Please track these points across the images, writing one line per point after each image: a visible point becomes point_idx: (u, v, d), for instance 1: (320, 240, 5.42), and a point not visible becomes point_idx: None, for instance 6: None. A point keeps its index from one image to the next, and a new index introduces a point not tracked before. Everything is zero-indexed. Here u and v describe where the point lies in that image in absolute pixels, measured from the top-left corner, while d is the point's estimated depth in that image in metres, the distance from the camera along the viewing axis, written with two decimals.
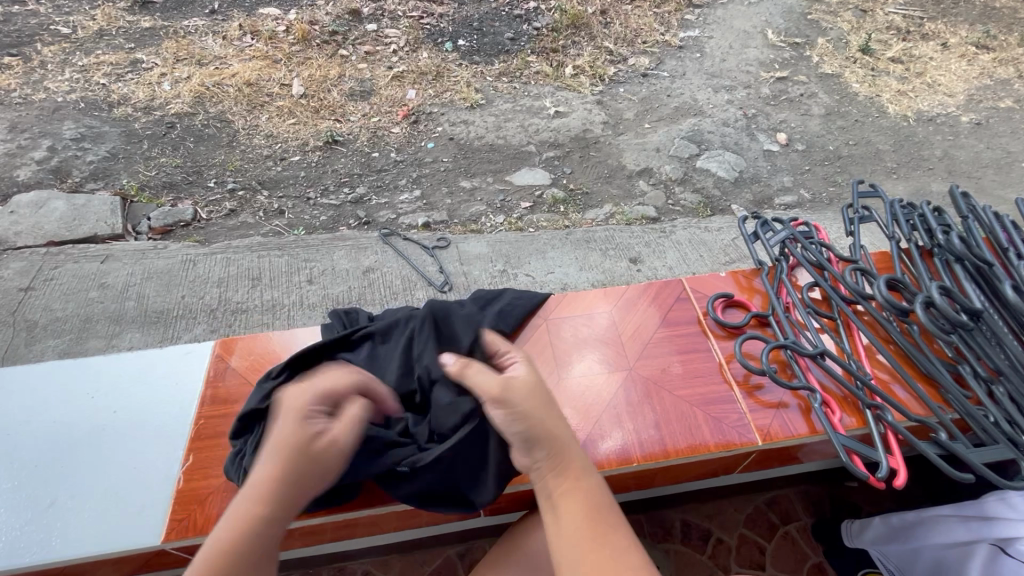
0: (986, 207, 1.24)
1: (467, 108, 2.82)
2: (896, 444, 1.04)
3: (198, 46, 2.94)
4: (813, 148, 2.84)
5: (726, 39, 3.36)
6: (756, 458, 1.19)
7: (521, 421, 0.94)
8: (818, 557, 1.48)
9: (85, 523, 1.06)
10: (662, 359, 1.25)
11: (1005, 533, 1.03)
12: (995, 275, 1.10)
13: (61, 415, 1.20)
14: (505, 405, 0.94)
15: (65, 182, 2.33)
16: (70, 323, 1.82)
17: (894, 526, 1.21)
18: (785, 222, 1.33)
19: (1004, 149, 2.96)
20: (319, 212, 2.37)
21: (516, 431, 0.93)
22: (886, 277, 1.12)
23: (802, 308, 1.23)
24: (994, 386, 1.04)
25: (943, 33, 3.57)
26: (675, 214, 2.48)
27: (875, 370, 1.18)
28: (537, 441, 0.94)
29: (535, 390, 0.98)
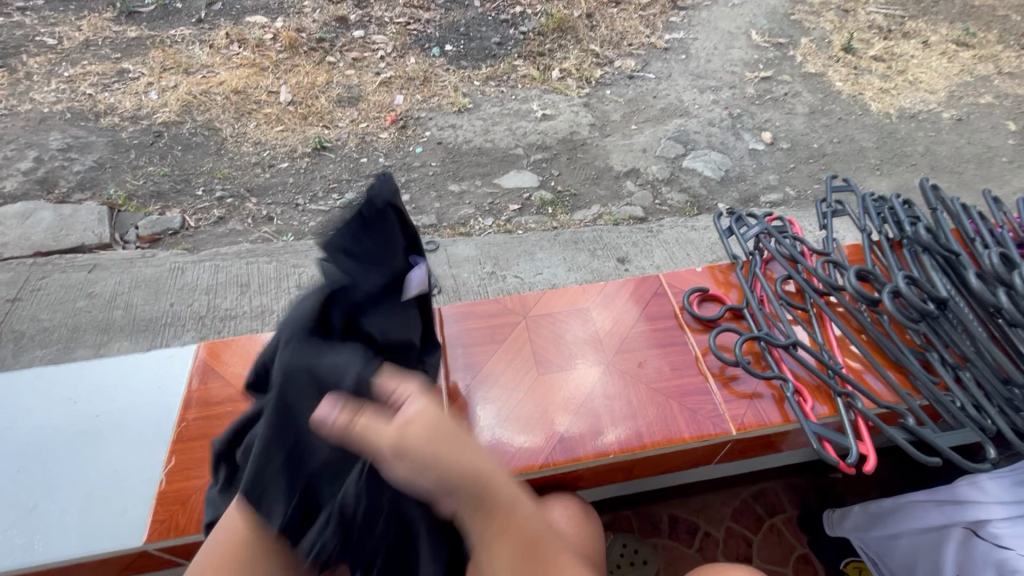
0: (955, 199, 1.27)
1: (455, 112, 2.85)
2: (866, 430, 1.07)
3: (185, 54, 2.95)
4: (798, 146, 2.88)
5: (711, 40, 3.41)
6: (734, 447, 1.21)
7: (429, 470, 0.74)
8: (804, 548, 1.50)
9: (67, 527, 1.06)
10: (640, 353, 1.27)
11: (976, 516, 1.04)
12: (961, 265, 1.14)
13: (44, 420, 1.21)
14: (411, 457, 0.74)
15: (52, 193, 2.33)
16: (58, 333, 1.82)
17: (872, 514, 1.22)
18: (759, 217, 1.36)
19: (985, 144, 3.01)
20: (309, 217, 2.38)
21: (430, 482, 0.75)
22: (856, 269, 1.15)
23: (775, 301, 1.26)
24: (962, 372, 1.08)
25: (924, 31, 3.63)
26: (662, 213, 2.50)
27: (848, 360, 1.20)
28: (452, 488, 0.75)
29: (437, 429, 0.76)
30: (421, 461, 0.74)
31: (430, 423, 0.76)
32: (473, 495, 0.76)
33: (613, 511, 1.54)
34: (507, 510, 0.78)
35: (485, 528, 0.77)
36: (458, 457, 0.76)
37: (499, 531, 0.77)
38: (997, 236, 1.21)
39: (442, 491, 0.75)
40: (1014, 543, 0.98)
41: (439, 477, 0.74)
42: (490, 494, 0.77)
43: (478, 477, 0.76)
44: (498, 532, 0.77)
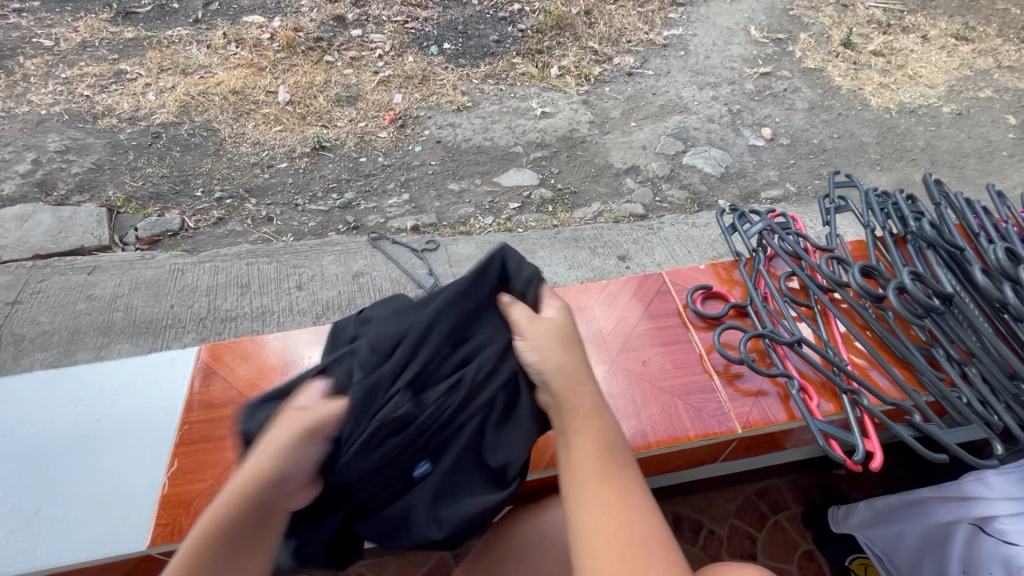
0: (958, 194, 1.27)
1: (454, 111, 2.84)
2: (872, 427, 1.07)
3: (182, 55, 2.94)
4: (798, 142, 2.87)
5: (710, 36, 3.39)
6: (740, 445, 1.21)
7: (541, 355, 0.91)
8: (808, 544, 1.50)
9: (69, 532, 1.06)
10: (643, 351, 1.27)
11: (982, 512, 1.03)
12: (966, 260, 1.13)
13: (45, 425, 1.20)
14: (532, 339, 0.92)
15: (51, 195, 2.32)
16: (59, 335, 1.82)
17: (878, 511, 1.22)
18: (762, 213, 1.35)
19: (985, 138, 3.01)
20: (308, 218, 2.38)
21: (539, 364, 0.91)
22: (861, 265, 1.14)
23: (779, 298, 1.25)
24: (968, 368, 1.07)
25: (923, 25, 3.62)
26: (663, 210, 2.50)
27: (853, 356, 1.20)
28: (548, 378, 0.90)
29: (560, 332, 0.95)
30: (538, 350, 0.91)
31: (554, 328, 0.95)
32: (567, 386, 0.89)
33: None
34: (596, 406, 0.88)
35: (572, 416, 0.87)
36: (567, 355, 0.92)
37: (582, 419, 0.87)
38: (1002, 231, 1.20)
39: (544, 372, 0.90)
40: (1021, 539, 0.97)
41: (549, 362, 0.90)
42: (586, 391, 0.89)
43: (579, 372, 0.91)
44: (580, 418, 0.87)
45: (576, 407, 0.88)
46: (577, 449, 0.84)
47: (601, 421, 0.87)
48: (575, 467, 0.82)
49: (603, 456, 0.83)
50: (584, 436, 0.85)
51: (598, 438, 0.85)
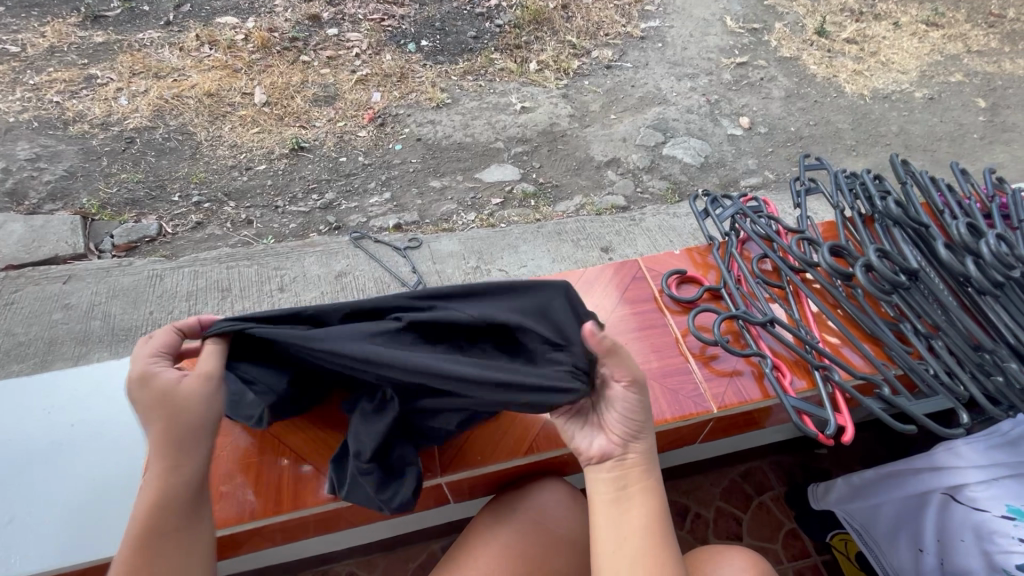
0: (924, 173, 1.30)
1: (433, 108, 2.82)
2: (843, 402, 1.09)
3: (154, 58, 2.89)
4: (775, 130, 2.90)
5: (687, 28, 3.42)
6: (717, 426, 1.23)
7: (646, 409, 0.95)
8: (792, 523, 1.53)
9: (45, 537, 1.05)
10: (621, 337, 1.28)
11: (955, 481, 1.04)
12: (931, 237, 1.16)
13: (17, 433, 1.19)
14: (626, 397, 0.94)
15: (22, 205, 2.27)
16: (35, 347, 1.78)
17: (854, 486, 1.24)
18: (734, 198, 1.38)
19: (956, 122, 3.06)
20: (288, 219, 2.36)
21: (638, 417, 0.94)
22: (830, 244, 1.17)
23: (752, 280, 1.27)
24: (934, 341, 1.11)
25: (895, 12, 3.69)
26: (644, 201, 2.52)
27: (826, 334, 1.23)
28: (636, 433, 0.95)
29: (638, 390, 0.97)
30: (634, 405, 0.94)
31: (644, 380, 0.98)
32: (645, 448, 0.96)
33: None
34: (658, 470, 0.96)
35: (638, 479, 0.94)
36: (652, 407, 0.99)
37: (641, 484, 0.94)
38: (965, 208, 1.24)
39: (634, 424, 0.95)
40: (990, 505, 1.00)
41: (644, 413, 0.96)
42: (645, 452, 0.96)
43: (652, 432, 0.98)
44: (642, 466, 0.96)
45: (644, 470, 0.95)
46: (631, 512, 0.92)
47: (653, 485, 0.95)
48: (626, 530, 0.91)
49: (654, 523, 0.92)
50: (641, 499, 0.93)
51: (655, 508, 0.93)
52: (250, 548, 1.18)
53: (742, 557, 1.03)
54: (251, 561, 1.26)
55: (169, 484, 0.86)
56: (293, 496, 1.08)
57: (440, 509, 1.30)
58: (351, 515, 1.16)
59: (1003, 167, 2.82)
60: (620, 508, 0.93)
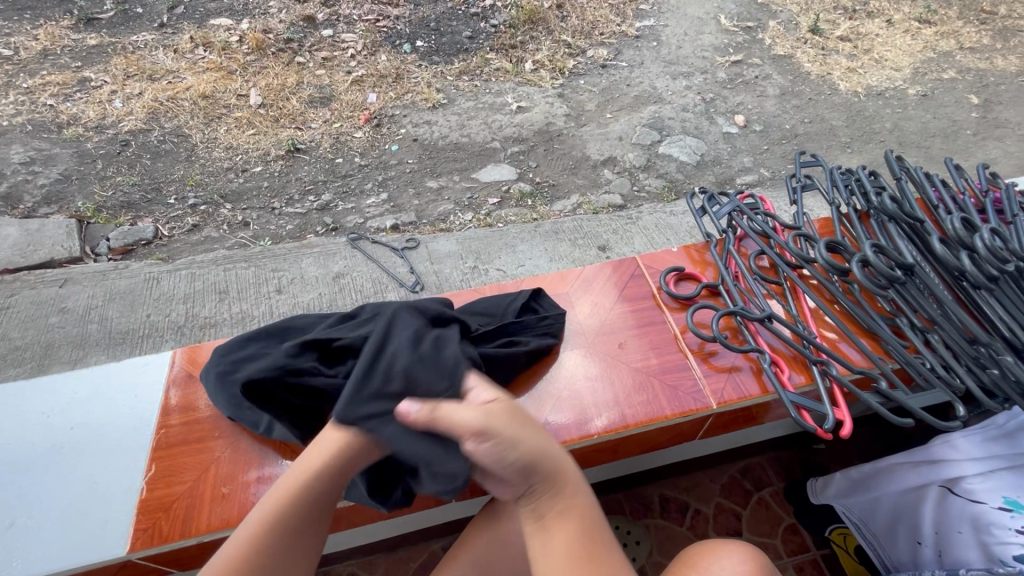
0: (918, 169, 1.32)
1: (429, 108, 2.82)
2: (841, 396, 1.10)
3: (148, 61, 2.88)
4: (770, 128, 2.91)
5: (681, 26, 3.43)
6: (715, 422, 1.24)
7: (515, 448, 0.90)
8: (791, 518, 1.54)
9: (46, 542, 1.04)
10: (619, 334, 1.29)
11: (952, 473, 1.06)
12: (926, 232, 1.17)
13: (16, 437, 1.19)
14: (493, 438, 0.89)
15: (16, 208, 2.25)
16: (32, 351, 1.77)
17: (854, 480, 1.25)
18: (730, 195, 1.39)
19: (950, 118, 3.09)
20: (285, 221, 2.35)
21: (513, 460, 0.89)
22: (826, 241, 1.19)
23: (750, 276, 1.28)
24: (930, 335, 1.13)
25: (887, 10, 3.71)
26: (641, 200, 2.52)
27: (823, 330, 1.24)
28: (532, 466, 0.91)
29: (507, 418, 0.93)
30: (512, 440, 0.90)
31: (507, 414, 0.93)
32: (548, 476, 0.93)
33: (604, 495, 1.55)
34: (571, 492, 0.94)
35: (552, 506, 0.93)
36: (538, 437, 0.94)
37: (558, 511, 0.93)
38: (960, 202, 1.25)
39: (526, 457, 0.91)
40: (987, 496, 1.01)
41: (531, 439, 0.93)
42: (552, 473, 0.93)
43: (554, 453, 0.95)
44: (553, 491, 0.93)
45: (557, 496, 0.93)
46: (552, 544, 0.90)
47: (571, 505, 0.94)
48: (547, 563, 0.89)
49: (582, 544, 0.90)
50: (559, 525, 0.92)
51: (574, 531, 0.91)
52: None
53: (742, 551, 1.03)
54: None
55: (283, 526, 0.91)
56: None
57: (441, 508, 1.31)
58: (352, 515, 1.16)
59: (996, 163, 2.84)
60: (541, 542, 0.91)
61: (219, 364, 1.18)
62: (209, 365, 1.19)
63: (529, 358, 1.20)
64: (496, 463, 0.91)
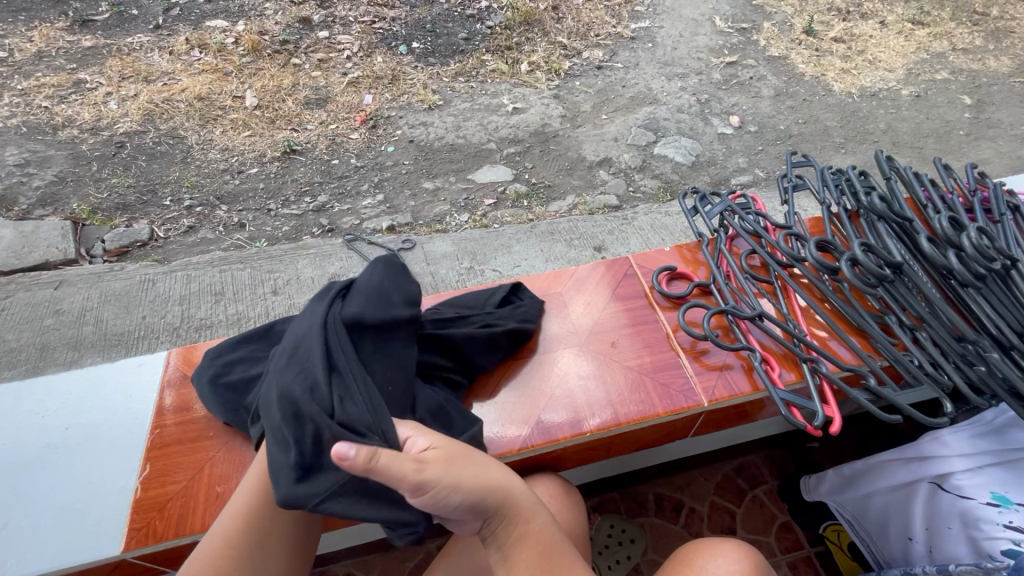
0: (907, 168, 1.33)
1: (425, 110, 2.83)
2: (831, 394, 1.11)
3: (144, 62, 2.88)
4: (764, 129, 2.93)
5: (676, 28, 3.44)
6: (708, 420, 1.25)
7: (460, 490, 0.87)
8: (785, 516, 1.55)
9: (40, 541, 1.04)
10: (612, 333, 1.30)
11: (941, 469, 1.07)
12: (915, 230, 1.18)
13: (11, 437, 1.19)
14: (433, 487, 0.85)
15: (11, 210, 2.25)
16: (27, 352, 1.77)
17: (846, 477, 1.27)
18: (722, 195, 1.40)
19: (943, 118, 3.11)
20: (281, 222, 2.35)
21: (459, 503, 0.87)
22: (817, 240, 1.20)
23: (741, 275, 1.29)
24: (919, 333, 1.14)
25: (881, 11, 3.74)
26: (636, 200, 2.54)
27: (814, 328, 1.25)
28: (480, 503, 0.90)
29: (447, 459, 0.88)
30: (454, 484, 0.87)
31: (443, 459, 0.89)
32: (502, 507, 0.92)
33: (599, 494, 1.56)
34: (528, 516, 0.94)
35: (509, 533, 0.93)
36: (482, 473, 0.91)
37: (519, 534, 0.94)
38: (948, 202, 1.27)
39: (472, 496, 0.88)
40: (975, 492, 1.02)
41: (475, 475, 0.90)
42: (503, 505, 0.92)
43: (504, 483, 0.93)
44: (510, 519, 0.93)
45: (515, 522, 0.93)
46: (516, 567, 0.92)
47: (531, 528, 0.94)
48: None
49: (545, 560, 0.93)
50: (521, 549, 0.93)
51: (536, 551, 0.93)
52: None
53: (737, 549, 1.04)
54: None
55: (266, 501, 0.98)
56: None
57: None
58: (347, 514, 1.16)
59: (988, 163, 2.87)
60: (506, 567, 0.93)
61: (210, 367, 1.19)
62: (202, 368, 1.19)
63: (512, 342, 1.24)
64: (443, 507, 0.88)
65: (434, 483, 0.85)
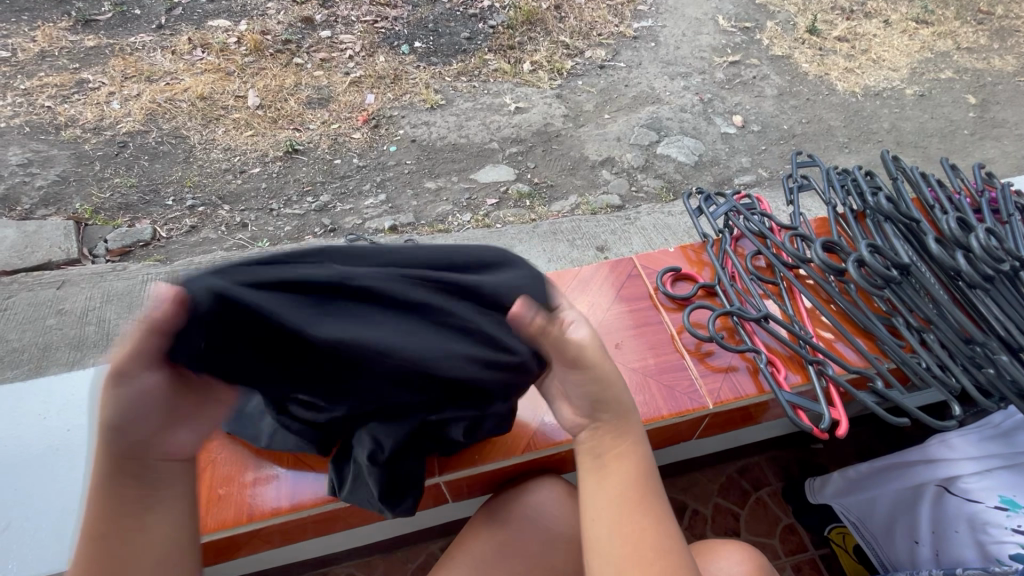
0: (913, 168, 1.32)
1: (427, 109, 2.83)
2: (837, 396, 1.10)
3: (147, 62, 2.88)
4: (768, 128, 2.92)
5: (679, 27, 3.43)
6: (713, 422, 1.24)
7: (600, 382, 0.85)
8: (789, 518, 1.54)
9: (43, 543, 1.04)
10: (616, 334, 1.29)
11: (948, 472, 1.06)
12: (922, 232, 1.18)
13: (11, 439, 1.18)
14: (585, 366, 0.83)
15: (14, 210, 2.25)
16: (29, 352, 1.77)
17: (851, 480, 1.26)
18: (727, 196, 1.39)
19: (947, 118, 3.09)
20: (283, 222, 2.35)
21: (592, 391, 0.85)
22: (822, 240, 1.19)
23: (746, 277, 1.28)
24: (926, 334, 1.13)
25: (885, 10, 3.72)
26: (639, 200, 2.53)
27: (820, 330, 1.24)
28: (603, 402, 0.86)
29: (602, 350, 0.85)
30: (596, 372, 0.84)
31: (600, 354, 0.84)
32: (618, 414, 0.87)
33: None
34: (633, 437, 0.87)
35: (610, 446, 0.87)
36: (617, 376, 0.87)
37: (617, 451, 0.86)
38: (955, 203, 1.26)
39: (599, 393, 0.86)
40: (983, 496, 1.01)
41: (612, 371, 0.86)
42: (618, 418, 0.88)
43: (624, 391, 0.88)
44: (618, 433, 0.87)
45: (621, 435, 0.87)
46: (606, 484, 0.85)
47: (632, 452, 0.86)
48: (599, 496, 0.84)
49: (632, 497, 0.83)
50: (615, 468, 0.85)
51: (629, 477, 0.84)
52: (246, 551, 1.18)
53: (740, 552, 1.03)
54: (249, 565, 1.25)
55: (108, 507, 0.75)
56: (293, 496, 1.08)
57: (437, 509, 1.31)
58: (348, 516, 1.16)
59: (993, 163, 2.85)
60: (596, 480, 0.86)
61: None
62: None
63: None
64: (574, 389, 0.87)
65: (586, 367, 0.83)
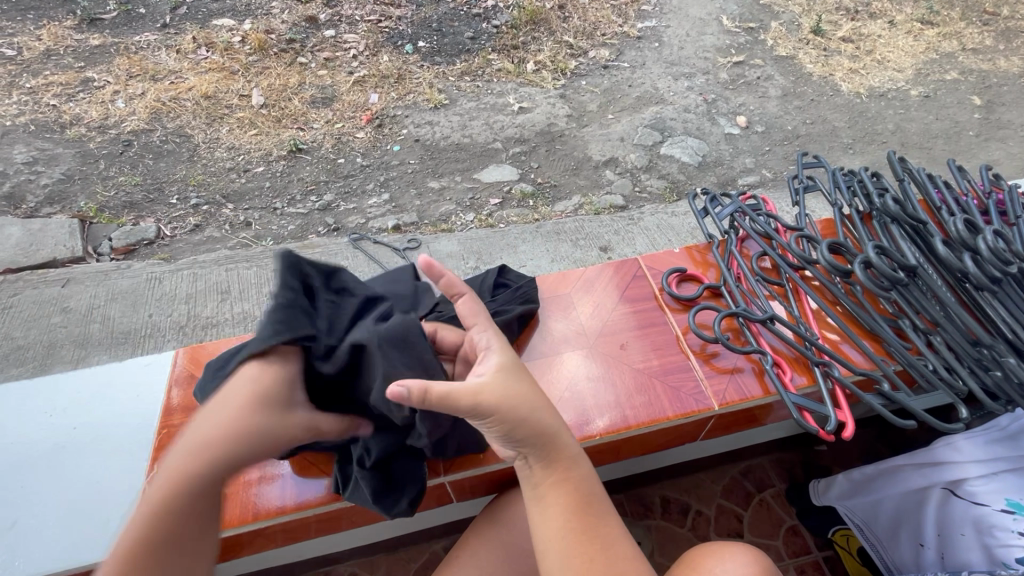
0: (920, 170, 1.32)
1: (431, 109, 2.83)
2: (843, 398, 1.09)
3: (151, 61, 2.88)
4: (772, 129, 2.91)
5: (682, 27, 3.43)
6: (718, 423, 1.24)
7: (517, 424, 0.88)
8: (793, 520, 1.53)
9: (49, 540, 1.05)
10: (621, 335, 1.29)
11: (954, 475, 1.06)
12: (929, 233, 1.17)
13: (18, 438, 1.19)
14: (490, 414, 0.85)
15: (19, 208, 2.26)
16: (34, 350, 1.77)
17: (856, 482, 1.26)
18: (733, 196, 1.39)
19: (952, 119, 3.08)
20: (287, 221, 2.35)
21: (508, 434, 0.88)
22: (829, 241, 1.19)
23: (753, 278, 1.28)
24: (933, 337, 1.13)
25: (889, 10, 3.71)
26: (642, 201, 2.52)
27: (826, 331, 1.24)
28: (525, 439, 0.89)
29: (509, 391, 0.87)
30: (506, 415, 0.86)
31: (503, 387, 0.87)
32: (546, 446, 0.90)
33: None
34: (567, 462, 0.91)
35: (546, 476, 0.91)
36: (535, 412, 0.89)
37: (554, 479, 0.91)
38: (963, 204, 1.25)
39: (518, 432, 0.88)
40: (989, 499, 1.00)
41: (527, 402, 0.89)
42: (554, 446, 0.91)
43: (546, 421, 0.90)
44: (549, 463, 0.91)
45: (554, 462, 0.91)
46: (549, 513, 0.89)
47: (573, 476, 0.91)
48: (546, 532, 0.88)
49: (576, 519, 0.88)
50: (554, 496, 0.90)
51: (569, 501, 0.89)
52: (251, 550, 1.18)
53: (746, 553, 1.03)
54: (252, 563, 1.25)
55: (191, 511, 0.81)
56: (298, 495, 1.09)
57: (441, 509, 1.31)
58: (352, 515, 1.16)
59: (999, 163, 2.83)
60: (539, 511, 0.90)
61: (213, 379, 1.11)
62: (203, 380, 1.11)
63: (520, 324, 1.26)
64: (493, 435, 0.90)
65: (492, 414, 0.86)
